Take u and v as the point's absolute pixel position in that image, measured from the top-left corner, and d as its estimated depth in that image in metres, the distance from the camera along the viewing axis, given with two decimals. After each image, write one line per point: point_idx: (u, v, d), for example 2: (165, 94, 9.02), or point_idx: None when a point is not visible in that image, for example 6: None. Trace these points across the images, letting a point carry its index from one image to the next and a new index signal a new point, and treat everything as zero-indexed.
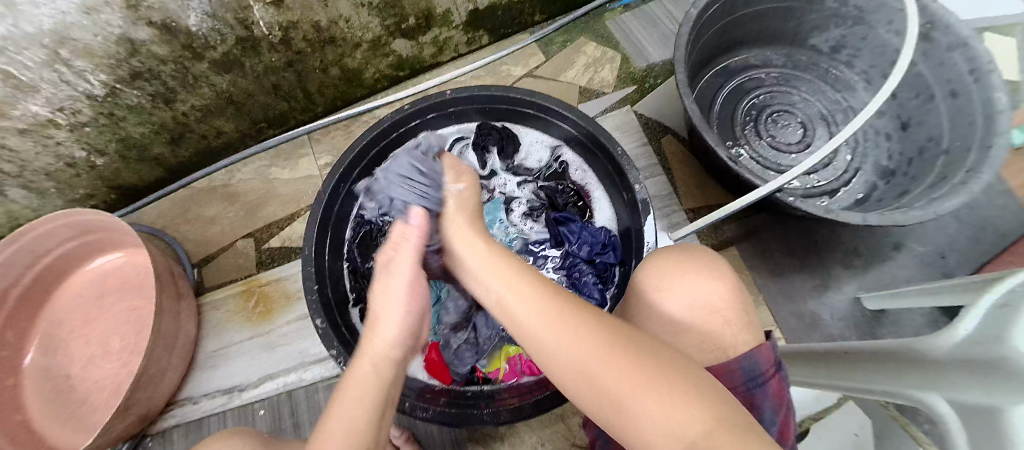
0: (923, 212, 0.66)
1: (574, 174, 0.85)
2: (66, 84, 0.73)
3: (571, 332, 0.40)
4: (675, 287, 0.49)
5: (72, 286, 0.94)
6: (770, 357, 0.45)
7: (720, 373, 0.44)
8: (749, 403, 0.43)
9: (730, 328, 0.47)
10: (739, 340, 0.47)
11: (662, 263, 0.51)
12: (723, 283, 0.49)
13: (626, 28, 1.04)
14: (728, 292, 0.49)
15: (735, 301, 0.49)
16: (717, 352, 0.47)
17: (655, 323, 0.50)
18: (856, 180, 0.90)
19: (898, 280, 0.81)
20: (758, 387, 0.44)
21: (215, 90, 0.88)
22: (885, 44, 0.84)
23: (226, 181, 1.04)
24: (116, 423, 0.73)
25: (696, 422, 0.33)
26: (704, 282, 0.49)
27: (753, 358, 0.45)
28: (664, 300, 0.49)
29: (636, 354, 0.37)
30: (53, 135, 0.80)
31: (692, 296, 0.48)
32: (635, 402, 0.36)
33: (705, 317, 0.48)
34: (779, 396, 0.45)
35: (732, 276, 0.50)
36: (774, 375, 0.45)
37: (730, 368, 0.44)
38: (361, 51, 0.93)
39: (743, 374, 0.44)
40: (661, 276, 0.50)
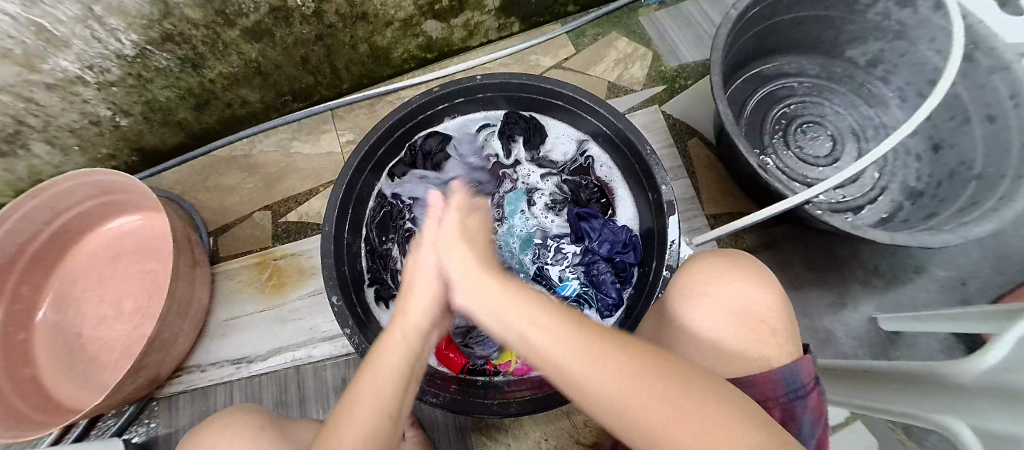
0: (952, 236, 0.65)
1: (599, 170, 0.84)
2: (97, 42, 0.73)
3: (592, 356, 0.39)
4: (721, 293, 0.50)
5: (89, 245, 0.94)
6: (811, 370, 0.45)
7: (763, 382, 0.43)
8: (789, 414, 0.43)
9: (775, 337, 0.47)
10: (782, 350, 0.47)
11: (708, 267, 0.52)
12: (769, 292, 0.50)
13: (660, 26, 1.02)
14: (774, 302, 0.49)
15: (781, 311, 0.49)
16: (759, 362, 0.46)
17: (696, 328, 0.49)
18: (882, 198, 0.89)
19: (915, 303, 0.81)
20: (800, 400, 0.43)
21: (243, 59, 0.88)
22: (925, 61, 0.83)
23: (247, 152, 1.03)
24: (128, 383, 0.74)
25: (736, 448, 0.31)
26: (751, 291, 0.50)
27: (796, 370, 0.44)
28: (708, 304, 0.50)
29: (666, 380, 0.36)
30: (80, 92, 0.80)
31: (738, 303, 0.49)
32: (667, 429, 0.33)
33: (751, 324, 0.48)
34: (818, 411, 0.44)
35: (779, 287, 0.51)
36: (813, 390, 0.44)
37: (774, 378, 0.43)
38: (392, 29, 0.92)
39: (784, 384, 0.43)
40: (708, 280, 0.51)
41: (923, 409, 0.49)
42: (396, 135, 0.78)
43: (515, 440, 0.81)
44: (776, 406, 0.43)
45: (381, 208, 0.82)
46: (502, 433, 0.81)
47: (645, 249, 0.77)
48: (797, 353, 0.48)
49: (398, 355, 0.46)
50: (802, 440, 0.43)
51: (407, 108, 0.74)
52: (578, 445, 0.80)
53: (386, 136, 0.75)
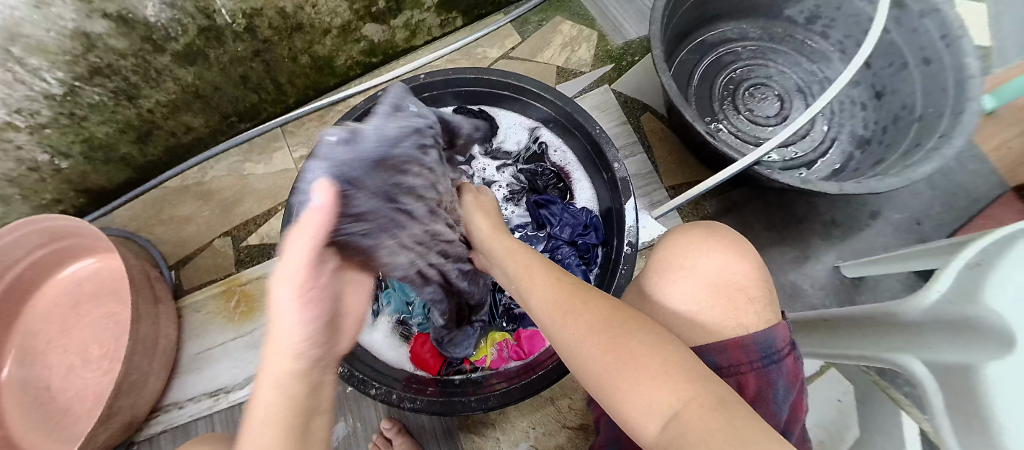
0: (898, 180, 0.67)
1: (554, 155, 0.84)
2: (21, 84, 0.70)
3: (567, 323, 0.42)
4: (700, 265, 0.49)
5: (44, 295, 0.91)
6: (786, 336, 0.46)
7: (736, 348, 0.44)
8: (765, 379, 0.44)
9: (753, 305, 0.47)
10: (761, 317, 0.47)
11: (686, 237, 0.51)
12: (747, 262, 0.49)
13: (602, 5, 1.02)
14: (753, 270, 0.49)
15: (758, 277, 0.49)
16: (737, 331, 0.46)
17: (675, 304, 0.48)
18: (833, 150, 0.90)
19: (874, 248, 0.83)
20: (773, 363, 0.44)
21: (180, 84, 0.85)
22: (858, 12, 0.85)
23: (200, 179, 1.01)
24: (101, 431, 0.72)
25: (669, 399, 0.34)
26: (728, 261, 0.49)
27: (770, 335, 0.45)
28: (685, 278, 0.49)
29: (612, 339, 0.39)
30: (11, 139, 0.76)
31: (715, 273, 0.48)
32: (617, 389, 0.37)
33: (729, 293, 0.47)
34: (793, 375, 0.45)
35: (754, 253, 0.51)
36: (788, 353, 0.45)
37: (747, 343, 0.44)
38: (331, 37, 0.91)
39: (759, 349, 0.44)
40: (685, 252, 0.50)
41: (877, 351, 0.51)
42: None
43: (503, 433, 0.81)
44: (751, 371, 0.44)
45: None
46: (490, 429, 0.81)
47: (607, 227, 0.77)
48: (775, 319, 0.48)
49: (274, 421, 0.36)
50: (778, 404, 0.44)
51: (351, 116, 0.72)
52: (566, 429, 0.80)
53: None
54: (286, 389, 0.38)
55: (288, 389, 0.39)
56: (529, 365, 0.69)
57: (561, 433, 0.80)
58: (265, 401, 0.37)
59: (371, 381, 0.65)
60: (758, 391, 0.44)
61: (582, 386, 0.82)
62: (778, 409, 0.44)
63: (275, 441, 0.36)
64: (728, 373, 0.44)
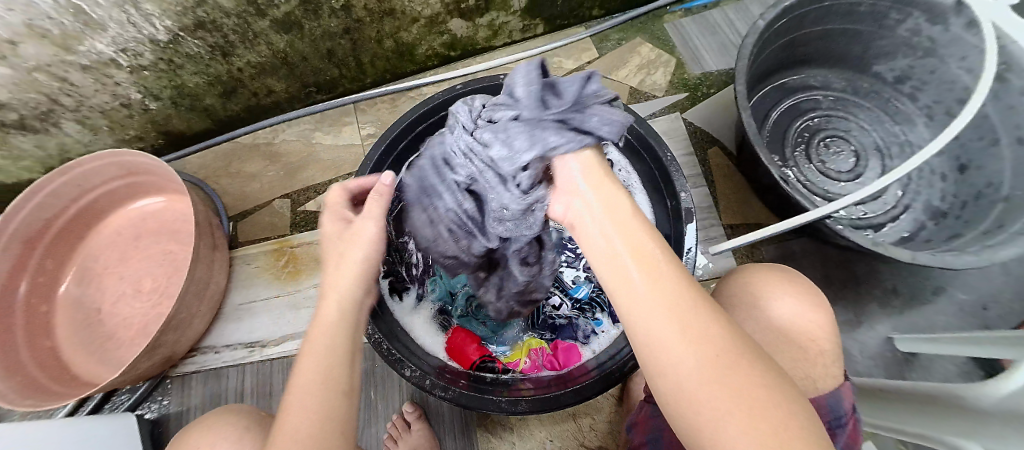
0: (975, 259, 0.64)
1: (618, 174, 0.83)
2: (132, 26, 0.75)
3: (697, 369, 0.33)
4: (774, 309, 0.48)
5: (112, 224, 0.97)
6: (852, 400, 0.46)
7: (806, 407, 0.44)
8: (829, 440, 0.43)
9: (823, 360, 0.47)
10: (828, 372, 0.47)
11: (763, 278, 0.51)
12: (822, 312, 0.49)
13: (684, 33, 1.02)
14: (826, 322, 0.48)
15: (830, 331, 0.48)
16: (805, 381, 0.46)
17: (744, 341, 0.49)
18: (905, 217, 0.87)
19: (934, 326, 0.79)
20: (840, 427, 0.44)
21: (271, 49, 0.90)
22: (954, 80, 0.82)
23: (270, 141, 1.05)
24: (144, 360, 0.76)
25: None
26: (802, 309, 0.49)
27: (838, 396, 0.45)
28: (756, 318, 0.49)
29: (760, 412, 0.31)
30: (113, 75, 0.82)
31: (789, 320, 0.48)
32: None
33: (802, 342, 0.47)
34: (852, 439, 0.45)
35: (829, 307, 0.50)
36: (853, 418, 0.45)
37: (816, 404, 0.44)
38: (418, 26, 0.93)
39: (828, 411, 0.44)
40: (759, 293, 0.50)
41: (939, 431, 0.48)
42: (417, 130, 0.78)
43: (520, 439, 0.81)
44: (816, 431, 0.44)
45: None
46: (508, 432, 0.81)
47: None
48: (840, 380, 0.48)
49: (322, 355, 0.41)
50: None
51: (429, 104, 0.76)
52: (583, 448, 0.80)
53: (408, 130, 0.77)
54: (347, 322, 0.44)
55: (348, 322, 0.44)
56: (563, 377, 0.68)
57: None
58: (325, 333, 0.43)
59: (406, 363, 0.66)
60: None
61: (606, 408, 0.82)
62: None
63: (320, 373, 0.40)
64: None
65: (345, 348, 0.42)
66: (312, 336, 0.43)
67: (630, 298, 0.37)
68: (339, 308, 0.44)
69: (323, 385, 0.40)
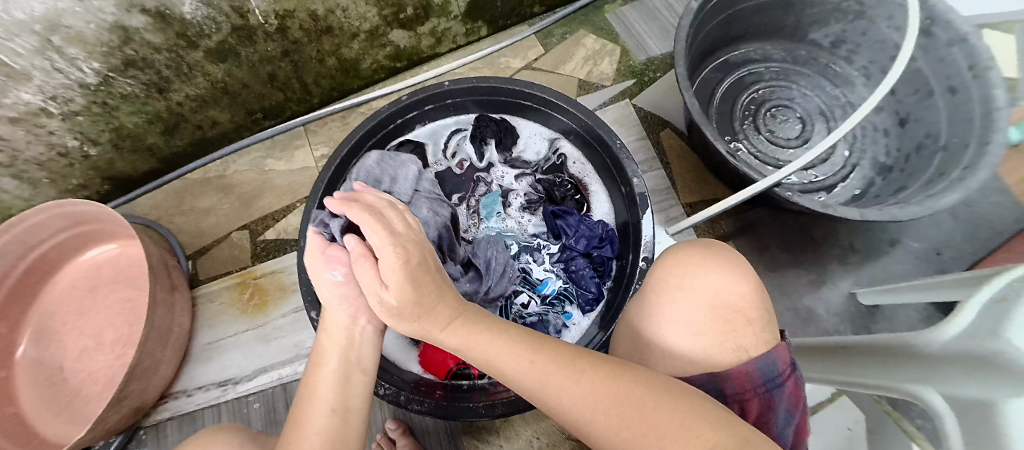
0: (920, 208, 0.66)
1: (572, 167, 0.84)
2: (58, 72, 0.72)
3: (556, 390, 0.39)
4: (697, 286, 0.47)
5: (65, 278, 0.93)
6: (786, 358, 0.44)
7: (739, 376, 0.42)
8: (768, 404, 0.42)
9: (752, 327, 0.46)
10: (758, 338, 0.46)
11: (681, 258, 0.50)
12: (744, 282, 0.48)
13: (626, 21, 1.03)
14: (751, 290, 0.48)
15: (756, 300, 0.48)
16: (738, 352, 0.45)
17: (670, 338, 0.46)
18: (854, 175, 0.90)
19: (893, 276, 0.82)
20: (778, 388, 0.43)
21: (210, 80, 0.87)
22: (884, 39, 0.84)
23: (222, 173, 1.03)
24: (110, 415, 0.73)
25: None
26: (727, 279, 0.48)
27: (770, 358, 0.44)
28: (686, 297, 0.47)
29: (607, 394, 0.37)
30: (45, 124, 0.79)
31: (714, 294, 0.47)
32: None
33: (728, 315, 0.46)
34: (795, 397, 0.44)
35: (752, 274, 0.49)
36: (790, 377, 0.44)
37: (747, 370, 0.43)
38: (359, 41, 0.92)
39: (761, 375, 0.43)
40: (682, 274, 0.48)
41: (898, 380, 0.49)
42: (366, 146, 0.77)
43: (507, 441, 0.80)
44: (754, 398, 0.42)
45: None
46: (494, 436, 0.80)
47: (622, 241, 0.77)
48: (772, 341, 0.47)
49: (329, 392, 0.45)
50: (783, 433, 0.42)
51: (375, 118, 0.73)
52: (570, 442, 0.80)
53: (356, 147, 0.75)
54: (343, 365, 0.48)
55: (344, 365, 0.48)
56: None
57: (564, 445, 0.80)
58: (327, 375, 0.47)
59: (379, 380, 0.65)
60: (761, 418, 0.42)
61: None
62: (782, 437, 0.42)
63: (328, 413, 0.44)
64: (730, 401, 0.42)
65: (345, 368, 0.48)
66: (315, 365, 0.48)
67: (479, 347, 0.43)
68: (337, 344, 0.49)
69: (324, 407, 0.44)
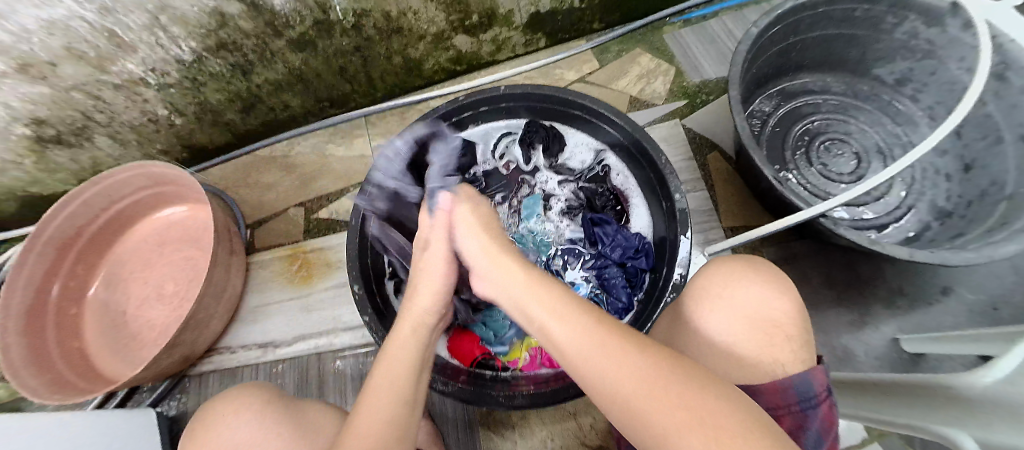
0: (977, 255, 0.64)
1: (615, 179, 0.85)
2: (161, 47, 0.81)
3: (618, 367, 0.37)
4: (738, 297, 0.48)
5: (138, 233, 1.02)
6: (825, 381, 0.43)
7: (772, 391, 0.42)
8: (799, 423, 0.41)
9: (791, 344, 0.45)
10: (797, 357, 0.45)
11: (725, 270, 0.50)
12: (788, 297, 0.47)
13: (684, 44, 1.05)
14: (793, 307, 0.47)
15: (798, 317, 0.47)
16: (775, 367, 0.44)
17: (706, 346, 0.47)
18: (909, 217, 0.86)
19: (943, 326, 0.78)
20: (812, 408, 0.42)
21: (288, 67, 0.95)
22: (955, 80, 0.82)
23: (286, 153, 1.10)
24: (162, 359, 0.79)
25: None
26: (768, 295, 0.47)
27: (809, 379, 0.42)
28: (725, 307, 0.48)
29: (680, 390, 0.34)
30: (142, 93, 0.88)
31: (754, 307, 0.47)
32: (675, 438, 0.33)
33: (767, 329, 0.46)
34: (829, 421, 0.42)
35: (796, 293, 0.48)
36: (827, 400, 0.43)
37: (783, 385, 0.42)
38: (425, 42, 0.98)
39: (797, 393, 0.42)
40: (722, 284, 0.49)
41: (930, 422, 0.48)
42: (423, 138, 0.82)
43: (522, 438, 0.81)
44: (787, 415, 0.41)
45: None
46: (510, 432, 0.81)
47: (658, 254, 0.77)
48: (811, 363, 0.46)
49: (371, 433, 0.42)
50: None
51: (435, 113, 0.78)
52: (584, 449, 0.80)
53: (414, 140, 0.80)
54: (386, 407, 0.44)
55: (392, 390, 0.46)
56: (561, 373, 0.70)
57: None
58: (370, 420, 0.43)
59: None
60: (790, 435, 0.42)
61: None
62: None
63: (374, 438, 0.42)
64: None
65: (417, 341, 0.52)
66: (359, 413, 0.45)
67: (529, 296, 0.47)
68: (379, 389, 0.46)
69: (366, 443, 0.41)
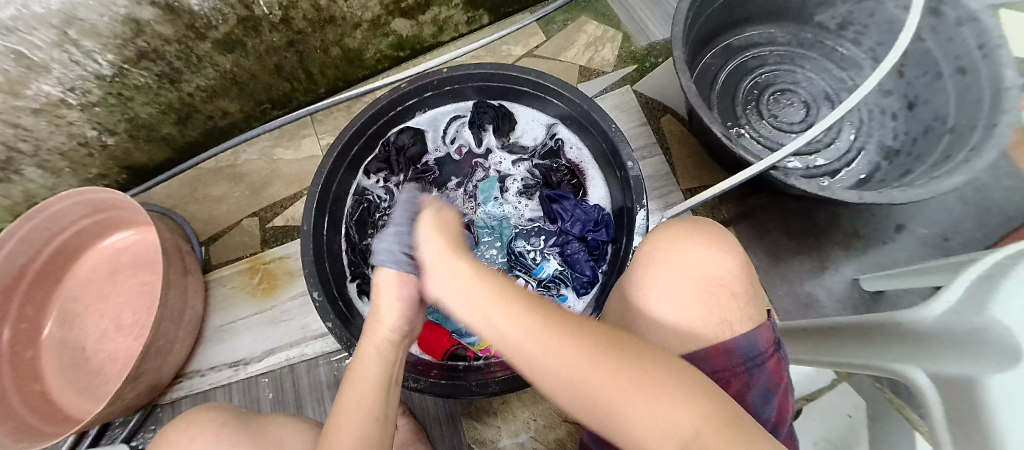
0: (922, 191, 0.65)
1: (569, 152, 0.85)
2: (76, 64, 0.75)
3: (552, 349, 0.39)
4: (682, 260, 0.47)
5: (86, 264, 0.97)
6: (769, 337, 0.45)
7: (717, 354, 0.42)
8: (745, 382, 0.42)
9: (735, 300, 0.46)
10: (743, 313, 0.46)
11: (668, 235, 0.50)
12: (730, 255, 0.48)
13: (628, 7, 1.03)
14: (736, 264, 0.48)
15: (740, 273, 0.47)
16: (721, 325, 0.44)
17: (654, 314, 0.46)
18: (859, 160, 0.88)
19: (897, 262, 0.80)
20: (757, 366, 0.43)
21: (219, 71, 0.90)
22: (893, 19, 0.82)
23: (233, 162, 1.06)
24: (127, 390, 0.77)
25: (686, 422, 0.33)
26: (711, 255, 0.47)
27: (753, 338, 0.44)
28: (671, 271, 0.47)
29: (613, 361, 0.37)
30: (64, 115, 0.82)
31: (698, 268, 0.47)
32: (621, 406, 0.36)
33: (712, 288, 0.46)
34: (776, 376, 0.44)
35: (738, 249, 0.49)
36: (773, 355, 0.44)
37: (728, 348, 0.42)
38: (361, 31, 0.94)
39: (742, 354, 0.43)
40: (666, 248, 0.48)
41: (884, 360, 0.49)
42: (368, 133, 0.78)
43: (505, 422, 0.82)
44: (734, 376, 0.42)
45: (357, 207, 0.84)
46: (492, 417, 0.82)
47: (617, 225, 0.77)
48: (759, 319, 0.47)
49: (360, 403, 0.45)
50: (759, 408, 0.43)
51: (377, 105, 0.75)
52: (566, 423, 0.81)
53: (358, 135, 0.76)
54: (382, 354, 0.49)
55: (384, 354, 0.49)
56: None
57: (560, 427, 0.81)
58: (365, 376, 0.47)
59: None
60: (737, 395, 0.42)
61: None
62: (759, 413, 0.43)
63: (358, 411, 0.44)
64: (711, 380, 0.42)
65: (383, 363, 0.48)
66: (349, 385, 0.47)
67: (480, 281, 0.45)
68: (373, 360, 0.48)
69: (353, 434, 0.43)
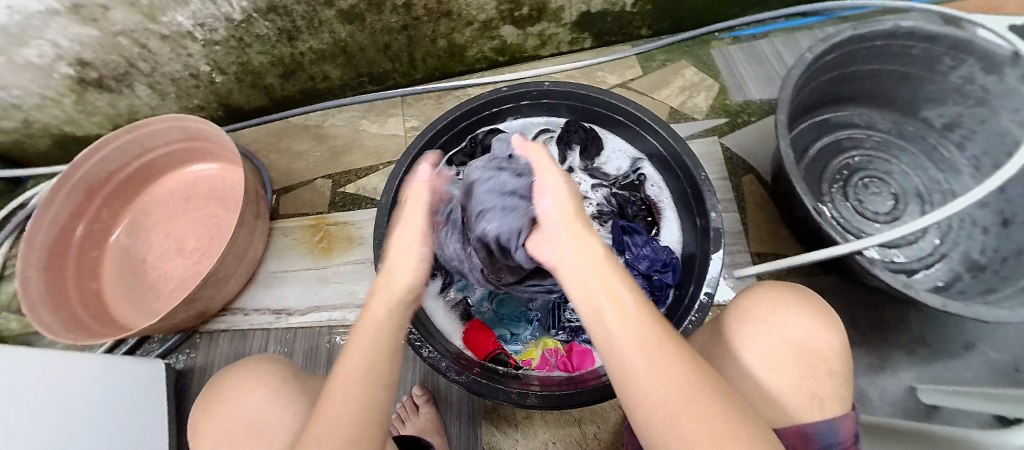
0: (1011, 313, 0.62)
1: (648, 189, 0.85)
2: (212, 4, 0.81)
3: (657, 371, 0.39)
4: (784, 324, 0.47)
5: (165, 185, 1.03)
6: (852, 429, 0.43)
7: (795, 434, 0.42)
8: None
9: (832, 378, 0.45)
10: (835, 393, 0.45)
11: (771, 296, 0.50)
12: (830, 330, 0.47)
13: (730, 60, 1.03)
14: (839, 343, 0.47)
15: (839, 352, 0.47)
16: (813, 398, 0.44)
17: (744, 369, 0.46)
18: (940, 265, 0.86)
19: (961, 380, 0.77)
20: None
21: (333, 38, 0.95)
22: (1005, 132, 0.80)
23: (320, 123, 1.11)
24: (179, 312, 0.80)
25: None
26: (813, 327, 0.47)
27: (834, 425, 0.43)
28: (770, 332, 0.47)
29: (714, 407, 0.36)
30: (188, 47, 0.89)
31: (801, 337, 0.46)
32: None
33: (811, 360, 0.45)
34: None
35: (839, 327, 0.48)
36: (851, 447, 0.43)
37: (806, 430, 0.42)
38: (471, 29, 0.98)
39: (819, 438, 0.42)
40: (770, 309, 0.48)
41: None
42: (459, 126, 0.81)
43: (523, 438, 0.81)
44: None
45: None
46: (512, 429, 0.82)
47: (684, 272, 0.77)
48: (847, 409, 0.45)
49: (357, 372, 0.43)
50: None
51: (477, 102, 0.78)
52: None
53: (451, 125, 0.79)
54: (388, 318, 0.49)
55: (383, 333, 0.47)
56: (575, 379, 0.70)
57: None
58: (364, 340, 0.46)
59: (427, 343, 0.68)
60: None
61: (613, 418, 0.82)
62: None
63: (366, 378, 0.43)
64: None
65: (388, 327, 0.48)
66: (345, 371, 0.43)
67: (605, 278, 0.46)
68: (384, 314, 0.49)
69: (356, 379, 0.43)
